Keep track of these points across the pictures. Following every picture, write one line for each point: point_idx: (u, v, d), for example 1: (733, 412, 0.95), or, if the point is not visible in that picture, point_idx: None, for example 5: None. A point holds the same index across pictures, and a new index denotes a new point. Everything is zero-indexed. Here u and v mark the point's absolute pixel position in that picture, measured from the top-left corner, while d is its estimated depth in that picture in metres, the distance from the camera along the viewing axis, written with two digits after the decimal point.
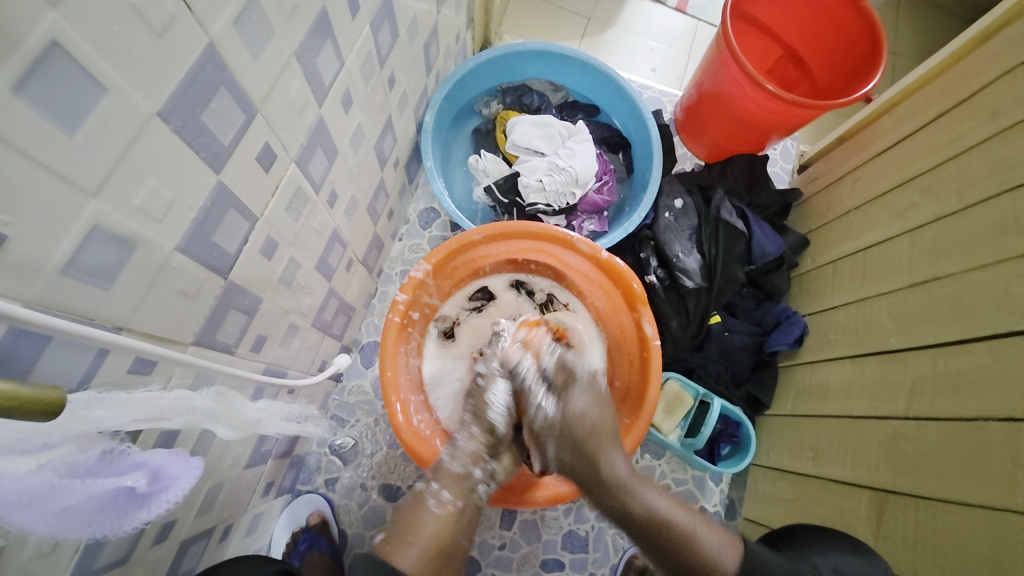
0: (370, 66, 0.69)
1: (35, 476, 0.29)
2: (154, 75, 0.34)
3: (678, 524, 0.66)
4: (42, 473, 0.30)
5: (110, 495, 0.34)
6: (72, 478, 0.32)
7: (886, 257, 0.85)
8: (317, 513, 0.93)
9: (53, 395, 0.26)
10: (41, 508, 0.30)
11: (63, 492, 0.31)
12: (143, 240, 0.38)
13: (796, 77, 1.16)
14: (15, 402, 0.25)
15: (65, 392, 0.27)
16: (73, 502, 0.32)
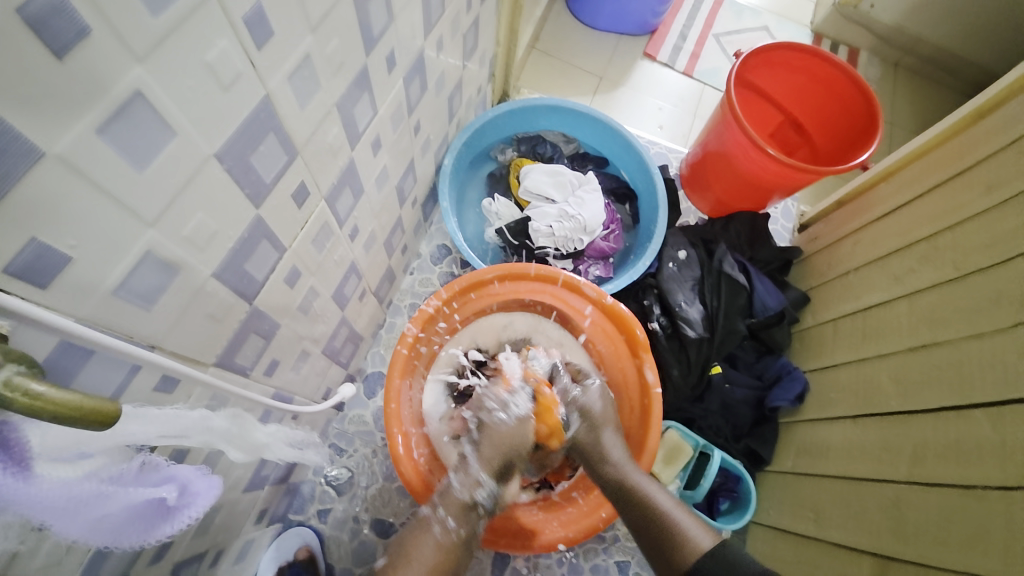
0: (400, 114, 0.74)
1: (78, 481, 0.31)
2: (215, 122, 0.38)
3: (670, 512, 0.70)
4: (85, 482, 0.32)
5: (141, 506, 0.35)
6: (111, 487, 0.33)
7: (886, 319, 0.87)
8: (304, 548, 0.89)
9: (109, 405, 0.28)
10: (78, 514, 0.31)
11: (104, 501, 0.32)
12: (185, 266, 0.41)
13: (797, 142, 1.22)
14: (76, 411, 0.26)
15: (121, 405, 0.29)
16: (108, 511, 0.33)
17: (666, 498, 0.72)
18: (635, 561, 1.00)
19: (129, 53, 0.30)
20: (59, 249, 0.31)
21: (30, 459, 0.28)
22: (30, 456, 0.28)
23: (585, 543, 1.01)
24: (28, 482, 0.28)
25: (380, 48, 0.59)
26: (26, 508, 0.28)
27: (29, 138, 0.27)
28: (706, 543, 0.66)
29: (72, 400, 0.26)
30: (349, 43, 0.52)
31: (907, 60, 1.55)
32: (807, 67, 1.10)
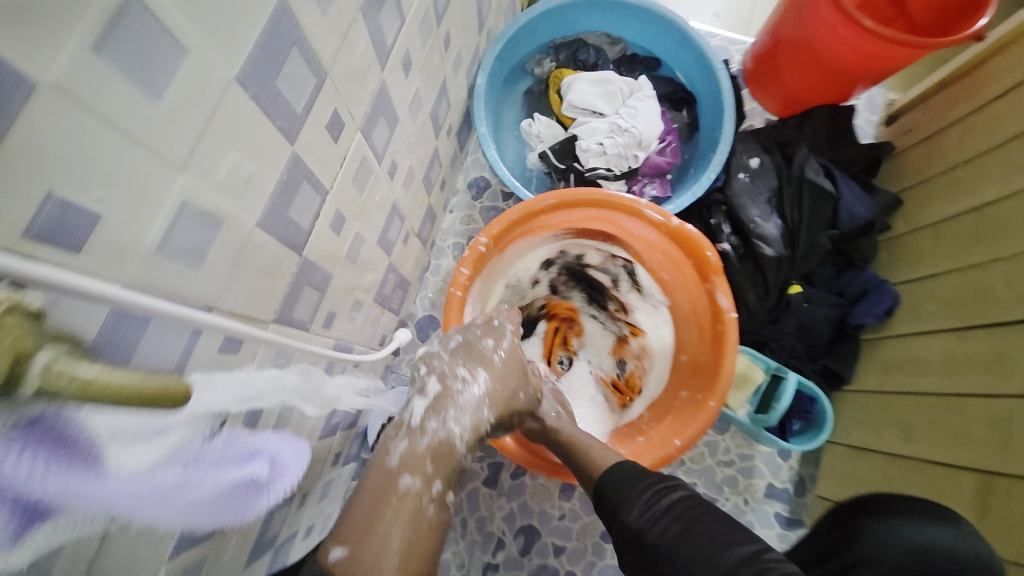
0: (428, 24, 0.64)
1: (162, 471, 0.29)
2: (232, 35, 0.31)
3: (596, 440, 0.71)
4: (168, 469, 0.29)
5: (233, 486, 0.34)
6: (194, 466, 0.31)
7: (1004, 219, 0.74)
8: None
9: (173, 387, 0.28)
10: (169, 501, 0.30)
11: (192, 485, 0.31)
12: (228, 217, 0.37)
13: (888, 15, 1.01)
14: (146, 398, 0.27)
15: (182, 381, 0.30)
16: (201, 494, 0.32)
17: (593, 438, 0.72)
18: (701, 485, 0.98)
19: None
20: (87, 205, 0.26)
21: (98, 450, 0.26)
22: (98, 449, 0.26)
23: None
24: (104, 477, 0.26)
25: None
26: (107, 503, 0.26)
27: (11, 62, 0.20)
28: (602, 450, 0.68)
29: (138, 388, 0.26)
30: None
31: None
32: None
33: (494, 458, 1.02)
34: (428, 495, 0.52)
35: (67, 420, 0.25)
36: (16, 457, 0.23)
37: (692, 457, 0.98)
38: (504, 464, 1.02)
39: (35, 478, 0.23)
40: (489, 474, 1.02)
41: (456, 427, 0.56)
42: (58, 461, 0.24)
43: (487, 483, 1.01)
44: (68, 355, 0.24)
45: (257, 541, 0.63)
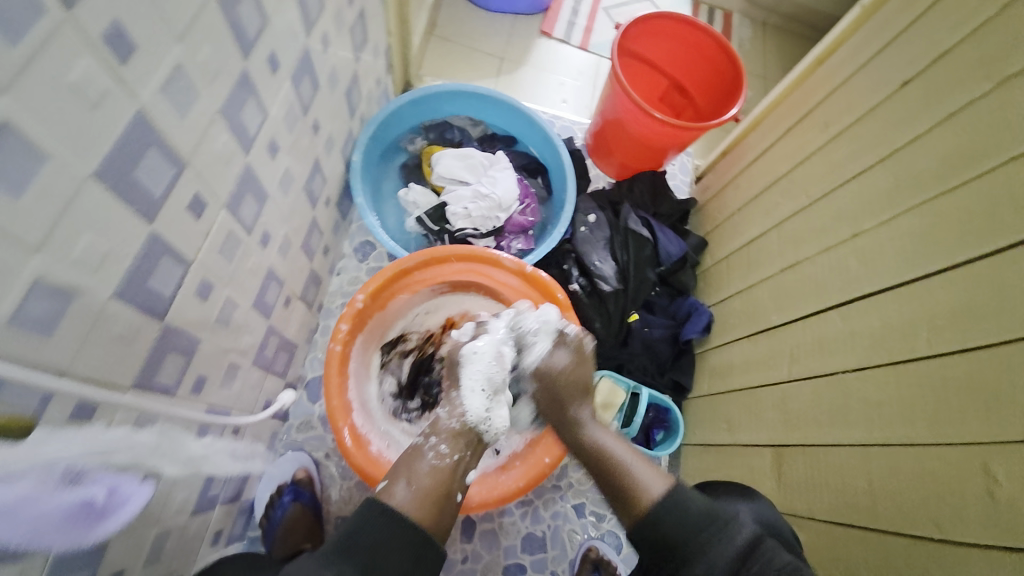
0: (294, 115, 0.74)
1: (17, 487, 0.36)
2: (91, 142, 0.39)
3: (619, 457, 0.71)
4: (23, 484, 0.37)
5: (74, 510, 0.42)
6: (48, 489, 0.39)
7: (764, 250, 1.00)
8: (303, 469, 0.97)
9: None
10: (17, 516, 0.36)
11: (40, 501, 0.38)
12: (83, 289, 0.41)
13: (682, 103, 1.33)
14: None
15: None
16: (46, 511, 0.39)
17: (619, 444, 0.74)
18: (589, 502, 1.10)
19: None
20: None
21: None
22: None
23: (543, 496, 1.09)
24: None
25: (258, 51, 0.59)
26: None
27: None
28: (659, 489, 0.64)
29: None
30: (225, 50, 0.52)
31: (773, 18, 1.74)
32: (680, 33, 1.20)
33: None
34: (435, 449, 0.69)
35: None
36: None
37: (579, 478, 1.11)
38: None
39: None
40: None
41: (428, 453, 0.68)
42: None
43: None
44: None
45: None
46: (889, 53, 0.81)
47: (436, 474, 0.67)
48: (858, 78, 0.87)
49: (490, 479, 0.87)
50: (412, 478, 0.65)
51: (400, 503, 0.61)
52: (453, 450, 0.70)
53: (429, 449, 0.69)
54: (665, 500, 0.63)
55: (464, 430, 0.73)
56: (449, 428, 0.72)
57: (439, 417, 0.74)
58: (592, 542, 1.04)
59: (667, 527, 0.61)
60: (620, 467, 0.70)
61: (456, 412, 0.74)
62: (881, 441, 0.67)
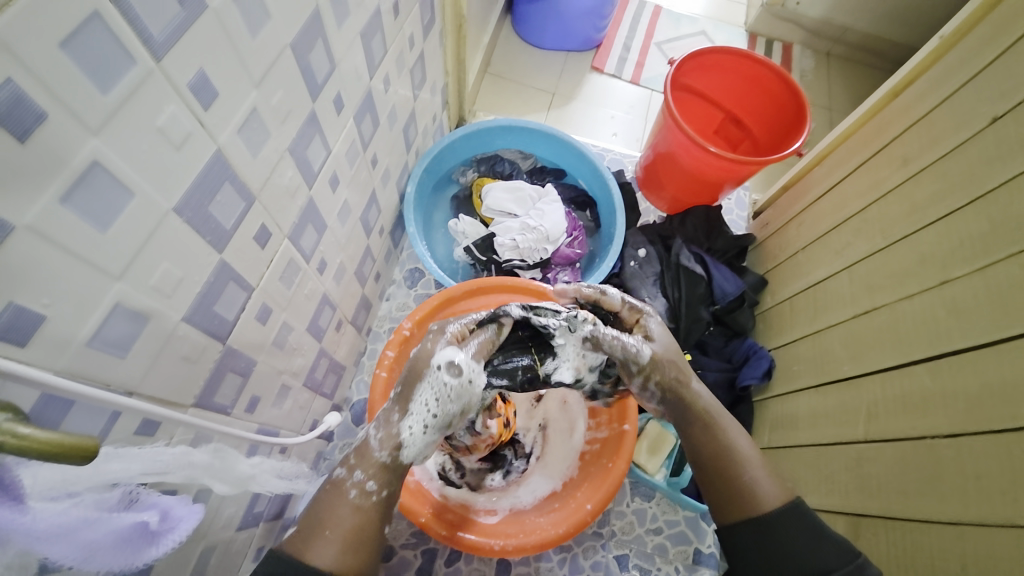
0: (355, 150, 0.79)
1: (70, 510, 0.34)
2: (171, 180, 0.42)
3: (749, 463, 0.66)
4: (76, 508, 0.34)
5: (128, 531, 0.37)
6: (101, 513, 0.36)
7: (833, 292, 0.92)
8: None
9: (89, 442, 0.29)
10: (71, 539, 0.33)
11: (90, 527, 0.35)
12: (155, 313, 0.44)
13: (739, 136, 1.29)
14: (56, 449, 0.28)
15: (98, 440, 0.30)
16: (97, 537, 0.35)
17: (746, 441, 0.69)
18: (633, 554, 1.03)
19: (87, 128, 0.34)
20: (34, 308, 0.34)
21: (23, 495, 0.31)
22: (21, 493, 0.31)
23: (584, 543, 1.03)
24: (24, 514, 0.31)
25: (326, 93, 0.64)
26: (21, 537, 0.31)
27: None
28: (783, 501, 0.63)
29: (58, 438, 0.28)
30: (296, 93, 0.57)
31: (837, 48, 1.67)
32: (738, 68, 1.18)
33: (427, 545, 1.01)
34: (353, 481, 0.60)
35: (3, 466, 0.30)
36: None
37: (623, 526, 1.05)
38: (438, 550, 1.01)
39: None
40: (423, 562, 1.00)
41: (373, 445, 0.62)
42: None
43: (420, 573, 0.99)
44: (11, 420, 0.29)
45: None
46: (975, 86, 0.75)
47: (356, 514, 0.58)
48: (939, 112, 0.80)
49: (513, 526, 0.82)
50: (328, 522, 0.56)
51: (317, 556, 0.53)
52: (381, 488, 0.60)
53: (353, 486, 0.59)
54: (789, 518, 0.61)
55: (394, 464, 0.61)
56: (378, 461, 0.61)
57: (367, 437, 0.63)
58: None
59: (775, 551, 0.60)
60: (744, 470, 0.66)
61: (390, 441, 0.62)
62: (979, 520, 0.59)
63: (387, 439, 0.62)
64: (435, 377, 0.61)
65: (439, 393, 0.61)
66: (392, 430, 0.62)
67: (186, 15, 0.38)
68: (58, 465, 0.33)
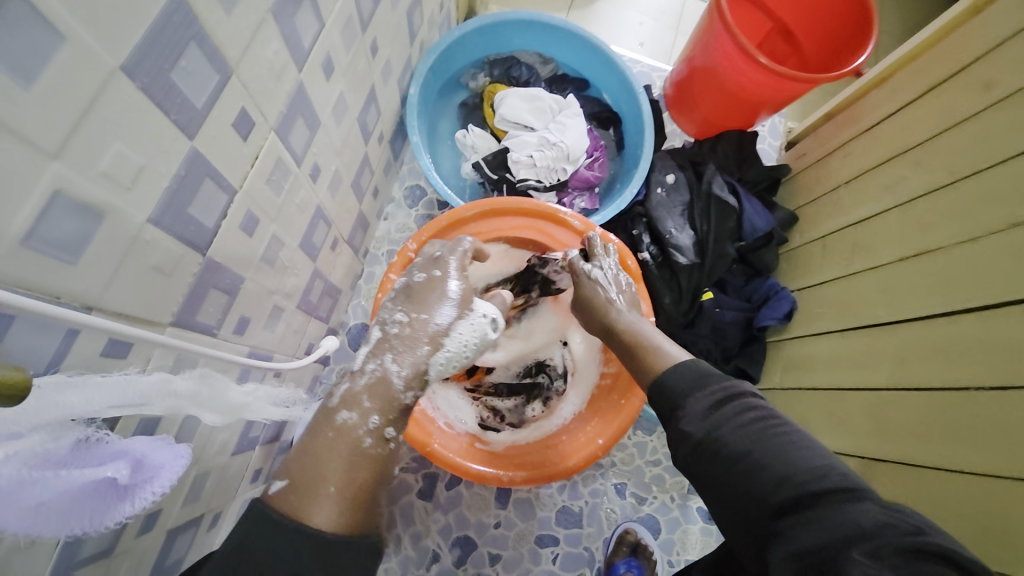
0: (352, 31, 0.65)
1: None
2: (115, 25, 0.31)
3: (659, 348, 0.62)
4: (7, 466, 0.28)
5: (86, 488, 0.32)
6: (43, 469, 0.30)
7: (877, 233, 0.85)
8: None
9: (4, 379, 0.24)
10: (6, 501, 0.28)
11: (31, 487, 0.29)
12: (112, 210, 0.35)
13: (786, 51, 1.14)
14: None
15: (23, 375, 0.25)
16: (46, 496, 0.30)
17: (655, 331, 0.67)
18: (631, 483, 1.04)
19: None
20: None
21: None
22: None
23: (584, 472, 1.04)
24: None
25: None
26: None
27: None
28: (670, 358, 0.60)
29: None
30: None
31: None
32: None
33: (428, 470, 1.01)
34: (366, 428, 0.53)
35: None
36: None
37: (623, 457, 1.06)
38: (438, 474, 1.01)
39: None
40: (424, 486, 1.00)
41: (393, 368, 0.57)
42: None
43: (421, 496, 0.99)
44: None
45: (154, 568, 0.58)
46: None
47: (365, 465, 0.51)
48: None
49: (519, 457, 0.80)
50: (329, 478, 0.49)
51: (318, 516, 0.46)
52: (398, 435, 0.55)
53: (365, 434, 0.52)
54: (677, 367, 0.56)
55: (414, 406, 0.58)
56: (400, 404, 0.56)
57: (387, 372, 0.57)
58: (630, 523, 1.00)
59: (668, 386, 0.55)
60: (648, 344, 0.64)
61: (415, 381, 0.57)
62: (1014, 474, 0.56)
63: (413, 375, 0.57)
64: (475, 318, 0.62)
65: (478, 334, 0.62)
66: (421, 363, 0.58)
67: None
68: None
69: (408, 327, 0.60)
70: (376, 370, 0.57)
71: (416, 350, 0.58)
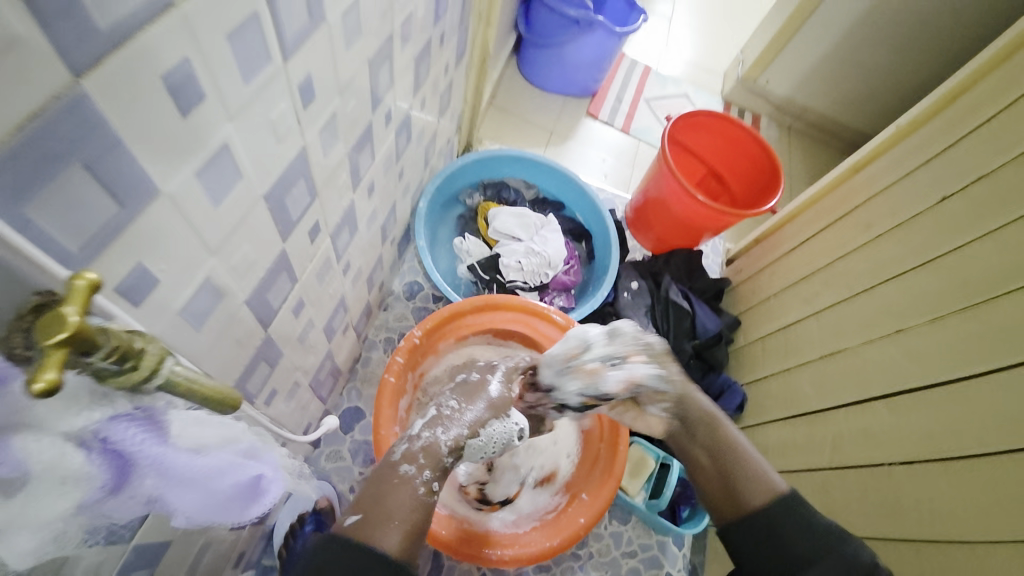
0: (389, 162, 0.83)
1: (209, 458, 0.37)
2: (268, 168, 0.45)
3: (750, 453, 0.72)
4: (215, 456, 0.38)
5: (245, 485, 0.43)
6: (231, 464, 0.40)
7: (802, 335, 1.04)
8: (325, 498, 0.95)
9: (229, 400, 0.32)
10: (208, 484, 0.38)
11: (224, 475, 0.39)
12: (229, 292, 0.46)
13: (718, 190, 1.44)
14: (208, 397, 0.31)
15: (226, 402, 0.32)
16: (225, 485, 0.40)
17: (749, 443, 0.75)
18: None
19: (224, 111, 0.36)
20: (154, 272, 0.35)
21: (163, 428, 0.33)
22: (165, 429, 0.33)
23: (562, 564, 1.04)
24: (173, 451, 0.34)
25: (381, 105, 0.69)
26: (170, 475, 0.34)
27: (150, 180, 0.32)
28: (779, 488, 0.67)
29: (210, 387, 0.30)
30: (361, 104, 0.61)
31: (798, 123, 1.91)
32: (722, 130, 1.33)
33: None
34: (421, 479, 0.62)
35: (153, 408, 0.32)
36: (129, 427, 0.30)
37: (600, 549, 1.07)
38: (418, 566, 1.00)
39: (138, 442, 0.31)
40: None
41: (442, 435, 0.68)
42: (151, 435, 0.32)
43: None
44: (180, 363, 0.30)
45: None
46: (926, 171, 0.90)
47: (418, 510, 0.59)
48: (897, 187, 0.95)
49: (509, 537, 0.83)
50: (394, 515, 0.56)
51: (386, 542, 0.53)
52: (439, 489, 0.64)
53: (422, 484, 0.61)
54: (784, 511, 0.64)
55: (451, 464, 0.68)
56: (443, 463, 0.66)
57: (436, 441, 0.67)
58: None
59: (785, 535, 0.62)
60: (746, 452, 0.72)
61: (455, 445, 0.69)
62: (930, 538, 0.68)
63: (455, 443, 0.69)
64: (508, 424, 0.75)
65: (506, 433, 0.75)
66: (460, 437, 0.69)
67: (308, 25, 0.43)
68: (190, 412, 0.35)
69: (457, 410, 0.72)
70: (429, 437, 0.68)
71: (456, 420, 0.71)
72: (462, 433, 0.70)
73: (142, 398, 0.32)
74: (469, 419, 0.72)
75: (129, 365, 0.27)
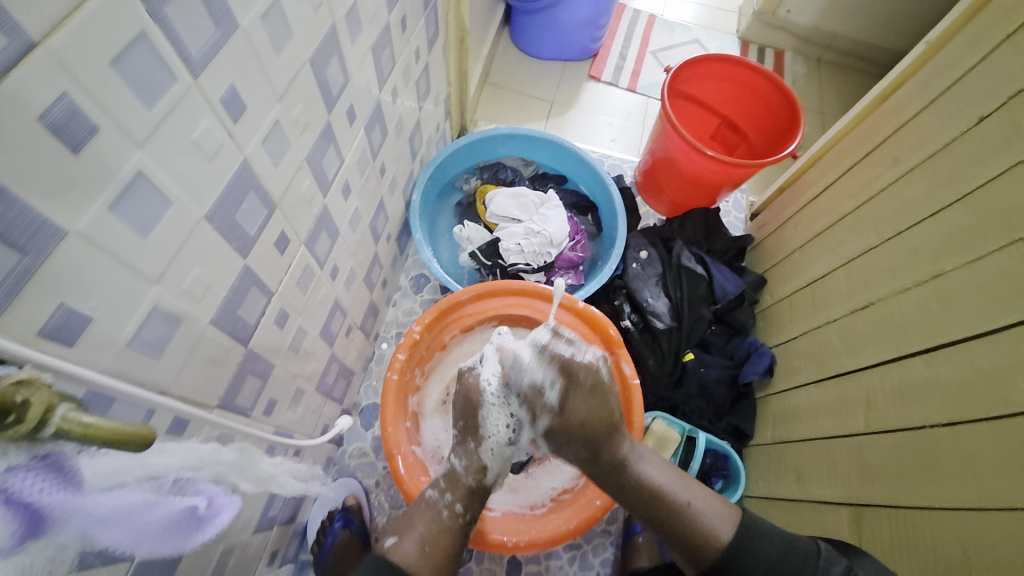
0: (365, 160, 0.81)
1: (127, 494, 0.36)
2: (204, 188, 0.44)
3: (687, 500, 0.67)
4: (133, 492, 0.37)
5: (180, 518, 0.40)
6: (157, 496, 0.39)
7: (830, 289, 0.95)
8: (353, 496, 0.99)
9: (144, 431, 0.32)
10: (133, 520, 0.36)
11: (149, 510, 0.38)
12: (186, 316, 0.46)
13: (735, 140, 1.33)
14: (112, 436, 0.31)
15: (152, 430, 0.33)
16: (153, 519, 0.38)
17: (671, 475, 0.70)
18: None
19: (129, 140, 0.35)
20: (83, 310, 0.36)
21: (77, 478, 0.33)
22: (79, 478, 0.33)
23: (592, 541, 1.04)
24: (81, 496, 0.33)
25: (340, 104, 0.66)
26: (83, 518, 0.33)
27: (53, 222, 0.32)
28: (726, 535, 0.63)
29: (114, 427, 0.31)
30: (313, 106, 0.59)
31: (829, 53, 1.72)
32: (732, 73, 1.21)
33: None
34: (444, 502, 0.70)
35: (62, 454, 0.32)
36: (27, 477, 0.30)
37: None
38: None
39: (37, 492, 0.30)
40: None
41: (458, 461, 0.73)
42: (58, 482, 0.31)
43: None
44: (76, 407, 0.31)
45: None
46: (959, 88, 0.78)
47: (442, 532, 0.67)
48: (926, 114, 0.83)
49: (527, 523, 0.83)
50: (421, 536, 0.65)
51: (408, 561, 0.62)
52: (466, 509, 0.70)
53: (445, 507, 0.69)
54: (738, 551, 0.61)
55: (477, 486, 0.72)
56: (464, 485, 0.71)
57: (453, 466, 0.73)
58: None
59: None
60: (685, 509, 0.66)
61: (474, 467, 0.73)
62: (975, 505, 0.60)
63: (473, 467, 0.72)
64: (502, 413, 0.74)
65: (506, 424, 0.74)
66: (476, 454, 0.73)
67: (220, 34, 0.40)
68: (109, 455, 0.36)
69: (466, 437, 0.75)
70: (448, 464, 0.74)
71: (470, 448, 0.74)
72: (475, 448, 0.73)
73: (46, 446, 0.31)
74: (474, 446, 0.73)
75: (12, 418, 0.28)
